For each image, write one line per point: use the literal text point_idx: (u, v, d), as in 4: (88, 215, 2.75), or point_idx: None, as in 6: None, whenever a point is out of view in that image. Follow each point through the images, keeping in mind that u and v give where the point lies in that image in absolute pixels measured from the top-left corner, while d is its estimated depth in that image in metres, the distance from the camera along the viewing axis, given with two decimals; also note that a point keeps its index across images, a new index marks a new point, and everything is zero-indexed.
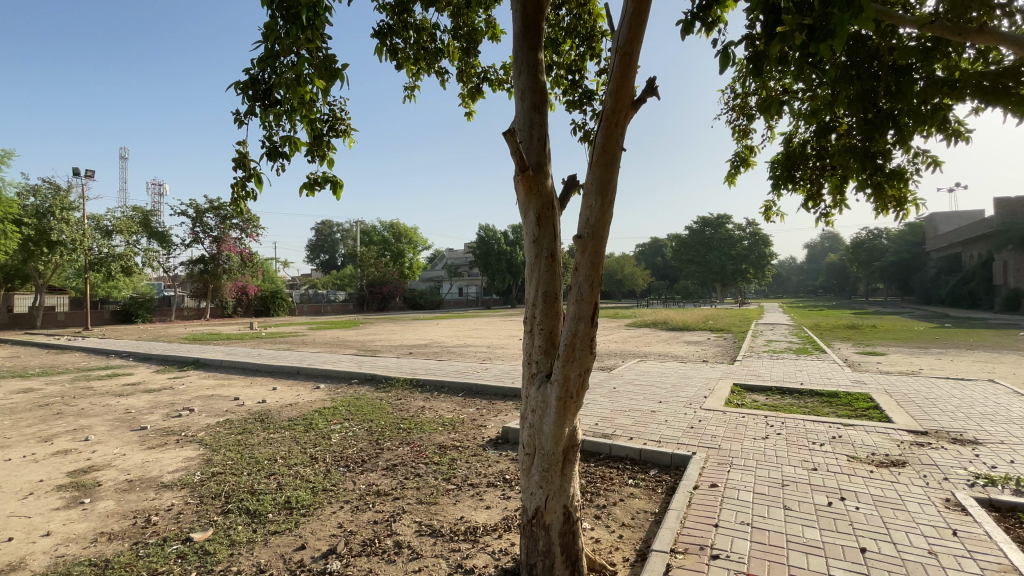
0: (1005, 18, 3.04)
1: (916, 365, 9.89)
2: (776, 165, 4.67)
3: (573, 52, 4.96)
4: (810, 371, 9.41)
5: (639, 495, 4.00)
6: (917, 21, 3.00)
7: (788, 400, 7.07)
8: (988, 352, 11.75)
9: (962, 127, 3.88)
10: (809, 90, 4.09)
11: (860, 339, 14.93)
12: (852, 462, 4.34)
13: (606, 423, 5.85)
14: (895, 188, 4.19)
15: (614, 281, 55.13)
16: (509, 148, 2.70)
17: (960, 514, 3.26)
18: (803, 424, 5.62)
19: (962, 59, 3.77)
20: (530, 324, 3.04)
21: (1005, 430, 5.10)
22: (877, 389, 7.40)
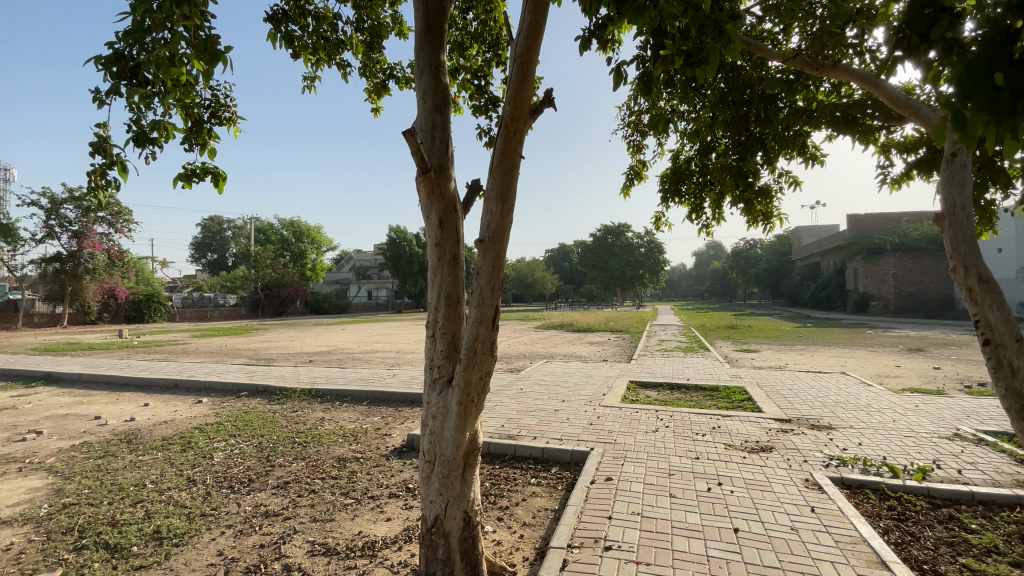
0: (850, 59, 3.53)
1: (782, 360, 11.25)
2: (666, 179, 5.07)
3: (480, 57, 4.98)
4: (696, 367, 10.32)
5: (540, 493, 4.10)
6: (782, 55, 3.41)
7: (677, 395, 7.68)
8: (838, 347, 13.70)
9: (817, 152, 4.46)
10: (693, 112, 4.50)
11: (737, 338, 16.67)
12: (729, 449, 4.80)
13: (512, 425, 5.92)
14: (763, 205, 4.73)
15: (525, 285, 56.38)
16: (409, 148, 2.63)
17: (817, 493, 3.72)
18: (689, 416, 6.13)
19: (819, 92, 4.31)
20: (432, 329, 2.98)
21: (849, 416, 5.95)
22: (751, 382, 8.29)
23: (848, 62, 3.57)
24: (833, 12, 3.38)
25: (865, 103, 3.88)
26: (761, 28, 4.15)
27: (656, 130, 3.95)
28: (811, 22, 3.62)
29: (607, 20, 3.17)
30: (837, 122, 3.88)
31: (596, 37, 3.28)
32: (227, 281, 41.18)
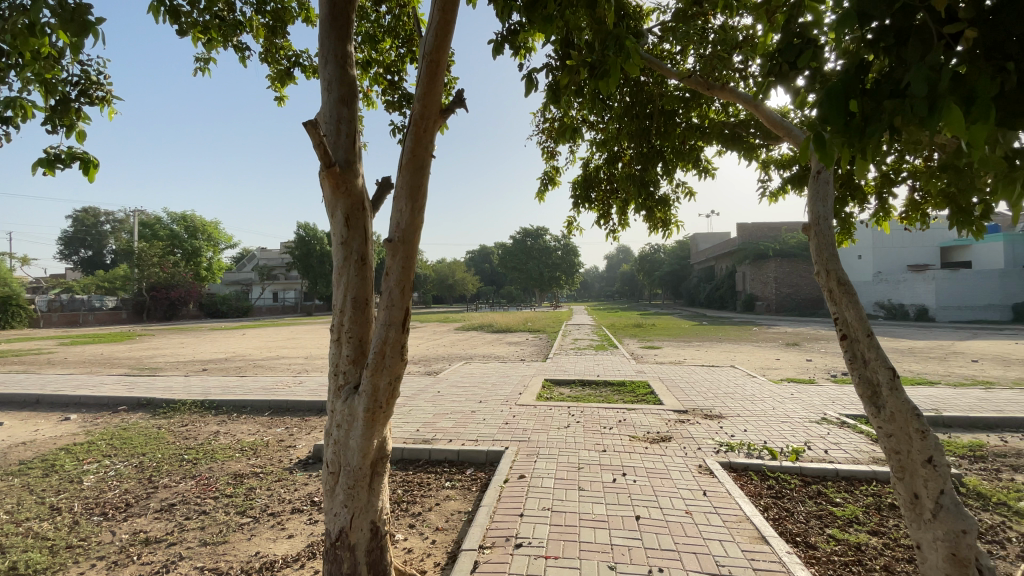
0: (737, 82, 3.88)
1: (681, 355, 12.18)
2: (576, 185, 5.28)
3: (393, 52, 4.84)
4: (606, 364, 10.84)
5: (454, 496, 4.07)
6: (679, 75, 3.66)
7: (588, 391, 8.02)
8: (728, 343, 15.13)
9: (708, 165, 4.88)
10: (601, 123, 4.74)
11: (644, 335, 17.76)
12: (633, 441, 5.10)
13: (426, 428, 5.82)
14: (662, 213, 5.09)
15: (444, 286, 55.78)
16: (311, 140, 2.47)
17: (708, 477, 4.06)
18: (598, 411, 6.42)
19: (711, 111, 4.71)
20: (337, 333, 2.85)
21: (737, 405, 6.58)
22: (654, 377, 8.88)
23: (735, 85, 3.93)
24: (721, 38, 3.71)
25: (748, 123, 4.31)
26: (661, 47, 4.45)
27: (566, 136, 4.09)
28: (704, 45, 3.94)
29: (518, 27, 3.23)
30: (726, 138, 4.27)
31: (508, 42, 3.31)
32: (104, 281, 36.38)
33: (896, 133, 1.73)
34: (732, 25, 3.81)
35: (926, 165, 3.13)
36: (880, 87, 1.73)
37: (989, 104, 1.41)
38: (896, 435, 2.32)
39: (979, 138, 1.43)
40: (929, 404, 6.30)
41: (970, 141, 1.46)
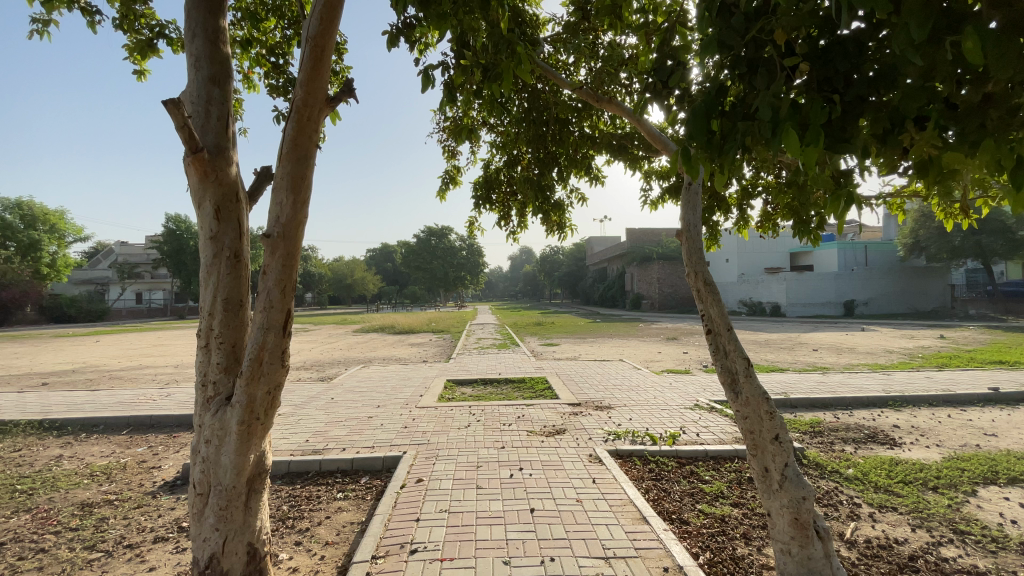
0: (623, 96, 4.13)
1: (577, 351, 12.80)
2: (477, 186, 5.30)
3: (278, 33, 4.49)
4: (507, 362, 11.06)
5: (347, 507, 3.87)
6: (572, 85, 3.81)
7: (489, 390, 8.11)
8: (619, 339, 16.20)
9: (599, 173, 5.18)
10: (500, 126, 4.81)
11: (543, 333, 18.39)
12: (530, 435, 5.25)
13: (318, 438, 5.48)
14: (558, 217, 5.31)
15: (342, 286, 52.95)
16: (173, 121, 2.19)
17: (598, 465, 4.31)
18: (498, 409, 6.52)
19: (601, 122, 4.99)
20: (206, 338, 2.57)
21: (625, 396, 7.07)
22: (552, 373, 9.23)
23: (620, 99, 4.20)
24: (609, 54, 3.95)
25: (633, 136, 4.64)
26: (555, 57, 4.63)
27: (460, 137, 4.08)
28: (595, 59, 4.16)
29: (414, 21, 3.15)
30: (614, 148, 4.56)
31: (404, 36, 3.22)
32: None
33: (748, 151, 1.95)
34: (619, 43, 4.07)
35: (774, 181, 3.60)
36: (736, 110, 1.95)
37: (818, 130, 1.65)
38: (751, 417, 2.63)
39: (811, 158, 1.66)
40: (780, 389, 7.28)
41: (803, 160, 1.69)
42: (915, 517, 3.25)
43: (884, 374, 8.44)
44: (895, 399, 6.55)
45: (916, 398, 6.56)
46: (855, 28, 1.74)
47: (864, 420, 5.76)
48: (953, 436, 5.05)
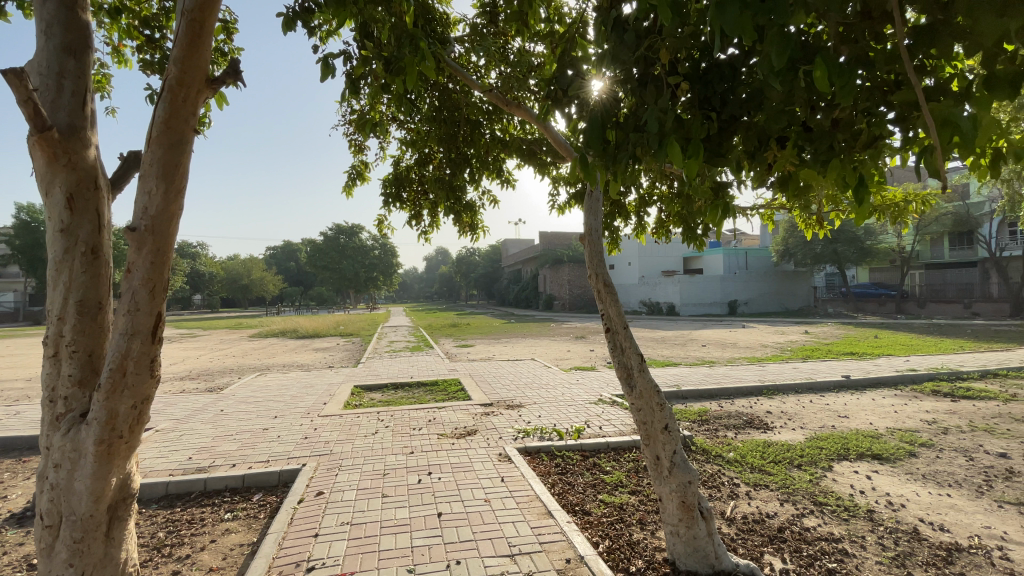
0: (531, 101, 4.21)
1: (491, 352, 12.88)
2: (386, 182, 5.12)
3: (155, 3, 4.02)
4: (419, 365, 10.83)
5: (236, 528, 3.54)
6: (482, 87, 3.80)
7: (400, 394, 7.88)
8: (531, 339, 16.57)
9: (510, 176, 5.26)
10: (411, 123, 4.69)
11: (457, 335, 18.28)
12: (440, 439, 5.18)
13: (204, 454, 4.97)
14: (470, 218, 5.31)
15: (238, 286, 48.60)
16: (11, 92, 1.86)
17: (507, 464, 4.36)
18: (408, 413, 6.36)
19: (512, 125, 5.06)
20: (54, 347, 2.21)
21: (536, 394, 7.24)
22: (465, 374, 9.20)
23: (529, 104, 4.27)
24: (519, 60, 4.00)
25: (542, 142, 4.76)
26: (465, 58, 4.61)
27: (362, 132, 3.91)
28: (504, 63, 4.20)
29: (313, 5, 2.97)
30: (523, 152, 4.66)
31: (302, 21, 3.01)
32: None
33: (640, 160, 2.08)
34: (527, 50, 4.15)
35: (667, 191, 3.87)
36: (628, 121, 2.07)
37: (697, 145, 1.79)
38: (644, 408, 2.81)
39: (692, 170, 1.80)
40: (675, 382, 7.88)
41: (685, 171, 1.83)
42: (783, 492, 3.68)
43: (761, 366, 9.47)
44: (769, 388, 7.37)
45: (786, 387, 7.44)
46: (731, 53, 1.91)
47: (744, 407, 6.41)
48: (814, 418, 5.78)
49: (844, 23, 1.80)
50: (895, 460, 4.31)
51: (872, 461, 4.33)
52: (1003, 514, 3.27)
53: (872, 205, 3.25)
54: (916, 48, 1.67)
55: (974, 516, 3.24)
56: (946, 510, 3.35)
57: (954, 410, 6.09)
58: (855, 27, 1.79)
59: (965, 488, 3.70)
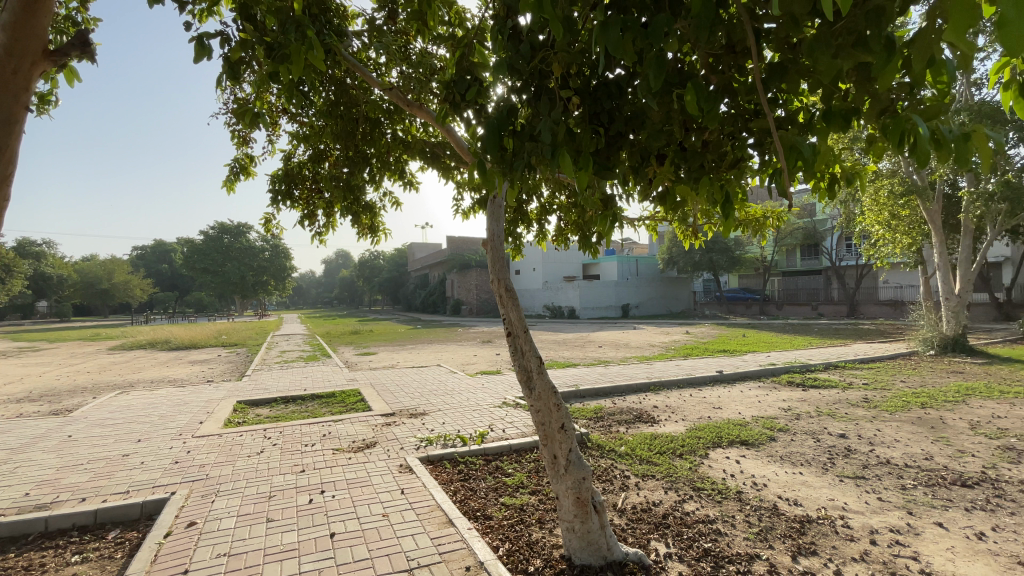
0: (433, 104, 4.13)
1: (394, 359, 12.49)
2: (275, 179, 4.73)
3: None
4: (314, 375, 10.17)
5: (85, 572, 3.03)
6: (381, 85, 3.66)
7: (291, 408, 7.32)
8: (436, 344, 16.34)
9: (413, 178, 5.16)
10: (304, 117, 4.39)
11: (358, 342, 17.46)
12: (335, 454, 4.89)
13: (43, 489, 4.20)
14: (369, 219, 5.12)
15: (95, 292, 42.04)
16: None
17: (407, 475, 4.23)
18: (299, 428, 5.92)
19: (414, 126, 4.95)
20: None
21: (439, 401, 7.13)
22: (365, 384, 8.81)
23: (430, 106, 4.19)
24: (420, 61, 3.92)
25: (445, 145, 4.75)
26: (364, 54, 4.45)
27: (246, 123, 3.58)
28: (406, 62, 4.10)
29: None
30: (427, 156, 4.63)
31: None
32: None
33: (535, 169, 2.14)
34: (429, 52, 4.10)
35: (566, 200, 4.04)
36: (524, 130, 2.12)
37: (588, 157, 1.89)
38: (542, 409, 2.90)
39: (583, 180, 1.89)
40: (574, 382, 8.22)
41: (577, 181, 1.93)
42: (667, 481, 3.99)
43: (650, 364, 10.24)
44: (657, 384, 7.99)
45: (671, 383, 8.12)
46: (618, 73, 2.03)
47: (635, 403, 6.88)
48: (694, 411, 6.36)
49: (713, 55, 2.00)
50: (758, 444, 4.88)
51: (740, 447, 4.86)
52: (842, 486, 3.84)
53: (738, 219, 3.68)
54: (770, 82, 1.89)
55: (820, 491, 3.77)
56: (799, 486, 3.86)
57: (805, 398, 7.06)
58: (722, 59, 1.99)
59: (813, 466, 4.29)
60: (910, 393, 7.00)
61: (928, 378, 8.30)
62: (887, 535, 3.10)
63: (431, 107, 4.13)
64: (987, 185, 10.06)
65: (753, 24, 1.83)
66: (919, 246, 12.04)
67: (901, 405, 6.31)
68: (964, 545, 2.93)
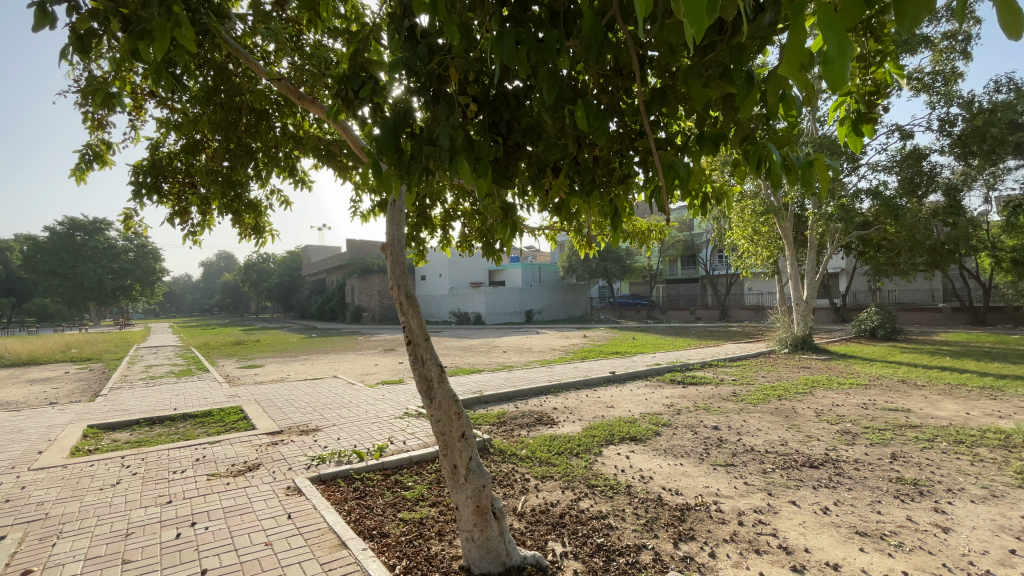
0: (326, 99, 3.88)
1: (283, 372, 11.56)
2: (138, 169, 4.14)
3: None
4: (188, 392, 9.06)
5: None
6: (269, 75, 3.37)
7: (157, 430, 6.43)
8: (332, 354, 15.43)
9: (306, 177, 4.84)
10: (177, 102, 3.91)
11: (241, 354, 15.86)
12: (211, 480, 4.37)
13: None
14: (253, 218, 4.69)
15: None
16: None
17: (295, 497, 3.90)
18: (167, 454, 5.21)
19: (306, 122, 4.64)
20: None
21: (334, 415, 6.72)
22: (248, 400, 8.01)
23: (324, 101, 3.93)
24: (313, 52, 3.67)
25: (342, 144, 4.52)
26: (249, 40, 4.09)
27: (96, 104, 3.07)
28: (297, 54, 3.84)
29: None
30: (321, 154, 4.37)
31: None
32: None
33: (433, 173, 2.10)
34: (323, 45, 3.88)
35: (469, 207, 4.04)
36: (422, 133, 2.07)
37: (487, 164, 1.89)
38: (442, 419, 2.84)
39: (482, 187, 1.89)
40: (477, 388, 8.23)
41: (476, 188, 1.92)
42: (564, 481, 4.13)
43: (550, 368, 10.60)
44: (556, 387, 8.27)
45: (570, 385, 8.46)
46: (515, 85, 2.07)
47: (537, 406, 7.05)
48: (590, 411, 6.67)
49: (603, 75, 2.12)
50: (645, 439, 5.25)
51: (630, 442, 5.19)
52: (715, 474, 4.26)
53: (625, 231, 3.95)
54: (653, 105, 2.06)
55: (698, 479, 4.14)
56: (680, 476, 4.21)
57: (685, 394, 7.75)
58: (611, 80, 2.13)
59: (692, 457, 4.71)
60: (769, 387, 8.00)
61: (783, 373, 9.55)
62: (752, 515, 3.48)
63: (325, 102, 3.87)
64: (827, 207, 11.88)
65: (638, 50, 1.98)
66: (775, 258, 13.85)
67: (763, 398, 7.19)
68: (813, 520, 3.38)
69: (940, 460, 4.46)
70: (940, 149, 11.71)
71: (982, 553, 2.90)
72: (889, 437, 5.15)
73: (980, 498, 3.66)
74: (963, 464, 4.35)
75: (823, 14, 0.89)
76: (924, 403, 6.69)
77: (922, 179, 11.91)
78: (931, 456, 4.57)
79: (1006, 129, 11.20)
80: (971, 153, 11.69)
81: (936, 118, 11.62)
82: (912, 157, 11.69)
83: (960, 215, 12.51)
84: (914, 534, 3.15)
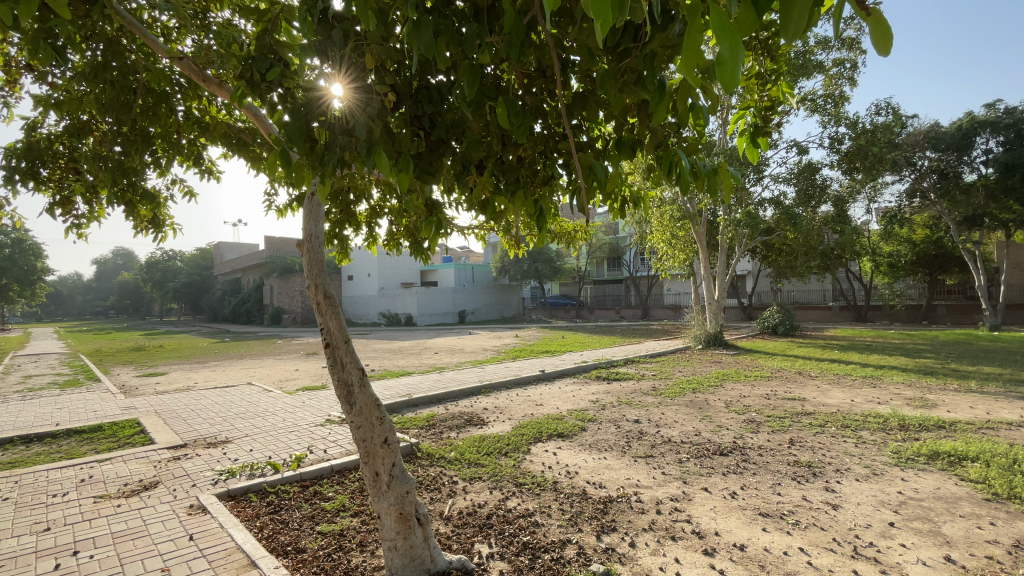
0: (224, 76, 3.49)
1: (189, 380, 10.59)
2: (8, 152, 3.58)
3: None
4: (72, 405, 8.03)
5: None
6: (168, 52, 3.04)
7: (32, 449, 5.64)
8: (246, 360, 14.36)
9: (214, 167, 4.48)
10: (59, 76, 3.45)
11: (140, 362, 14.24)
12: (98, 502, 3.88)
13: None
14: (150, 209, 4.26)
15: None
16: None
17: (198, 516, 3.57)
18: (45, 475, 4.57)
19: (212, 106, 4.28)
20: None
21: (246, 425, 6.26)
22: (148, 411, 7.25)
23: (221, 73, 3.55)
24: (217, 31, 3.36)
25: (254, 134, 4.21)
26: (146, 14, 3.71)
27: None
28: (202, 33, 3.53)
29: None
30: (230, 142, 4.02)
31: None
32: None
33: (349, 164, 2.00)
34: (232, 26, 3.59)
35: (397, 204, 3.91)
36: (338, 123, 1.98)
37: (407, 158, 1.83)
38: (363, 425, 2.72)
39: (402, 180, 1.81)
40: (404, 391, 8.01)
41: (396, 182, 1.84)
42: (492, 480, 4.12)
43: (481, 368, 10.56)
44: (487, 387, 8.25)
45: (500, 385, 8.48)
46: (438, 79, 2.05)
47: (466, 407, 7.01)
48: (519, 410, 6.73)
49: (527, 76, 2.16)
50: (571, 435, 5.37)
51: (556, 439, 5.29)
52: (636, 465, 4.45)
53: (553, 232, 4.01)
54: (573, 110, 2.11)
55: (619, 472, 4.30)
56: (603, 470, 4.35)
57: (609, 390, 8.04)
58: (535, 81, 2.18)
59: (615, 450, 4.88)
60: (685, 381, 8.52)
61: (698, 368, 10.19)
62: (669, 504, 3.66)
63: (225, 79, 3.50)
64: (736, 214, 12.81)
65: (559, 53, 2.04)
66: (690, 261, 14.75)
67: (679, 391, 7.62)
68: (723, 504, 3.63)
69: (830, 443, 4.96)
70: (831, 164, 13.01)
71: (866, 527, 3.25)
72: (788, 424, 5.64)
73: (863, 476, 4.11)
74: (848, 446, 4.87)
75: (717, 17, 0.91)
76: (817, 392, 7.42)
77: (815, 192, 13.09)
78: (823, 440, 5.07)
79: (882, 149, 12.75)
80: (856, 169, 13.05)
81: (827, 136, 12.88)
82: (807, 170, 12.92)
83: (845, 224, 14.03)
84: (809, 512, 3.47)
